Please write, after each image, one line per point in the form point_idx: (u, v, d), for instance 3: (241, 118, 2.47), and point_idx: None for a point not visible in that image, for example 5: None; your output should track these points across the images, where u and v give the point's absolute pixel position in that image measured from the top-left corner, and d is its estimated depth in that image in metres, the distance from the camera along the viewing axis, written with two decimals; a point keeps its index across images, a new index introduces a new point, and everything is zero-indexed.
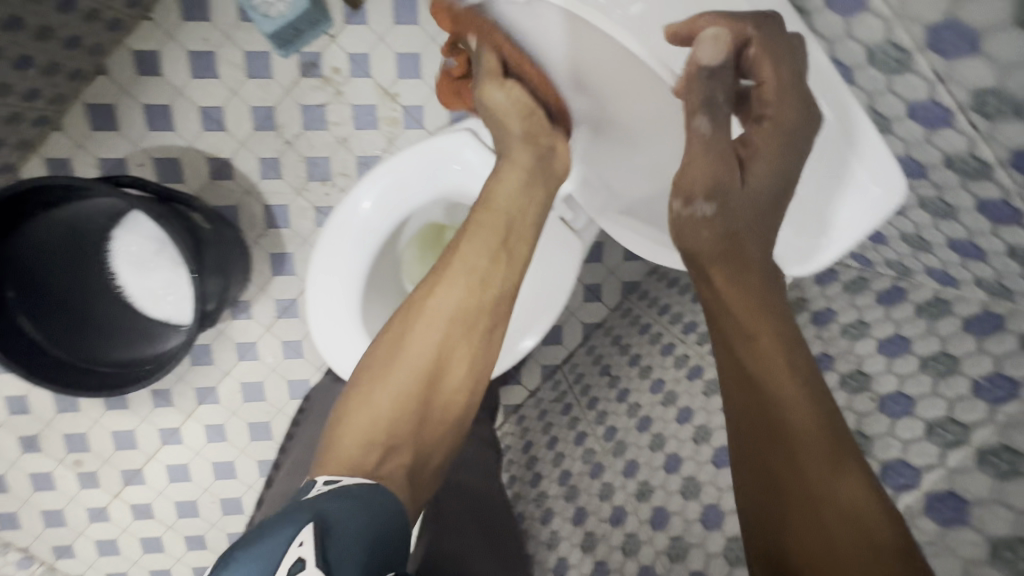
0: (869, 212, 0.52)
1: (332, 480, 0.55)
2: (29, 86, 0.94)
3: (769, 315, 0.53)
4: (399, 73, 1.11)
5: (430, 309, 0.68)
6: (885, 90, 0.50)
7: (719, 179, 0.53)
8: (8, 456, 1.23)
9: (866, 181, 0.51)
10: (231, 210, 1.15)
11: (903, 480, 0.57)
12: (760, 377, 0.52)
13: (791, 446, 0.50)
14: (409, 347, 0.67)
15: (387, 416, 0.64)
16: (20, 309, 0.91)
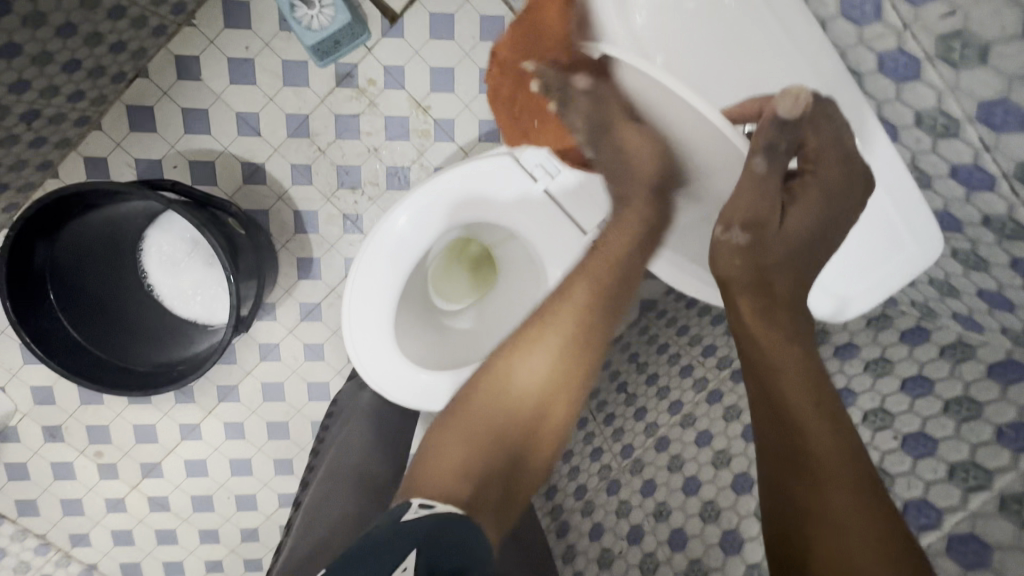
0: (908, 265, 0.58)
1: (426, 505, 0.55)
2: (75, 88, 0.96)
3: (796, 348, 0.56)
4: (433, 86, 1.13)
5: (524, 363, 0.68)
6: (930, 151, 0.53)
7: (757, 218, 0.54)
8: (31, 444, 1.26)
9: (907, 238, 0.56)
10: (262, 213, 1.17)
11: (925, 520, 0.59)
12: (787, 404, 0.54)
13: (812, 472, 0.52)
14: (508, 389, 0.67)
15: (483, 445, 0.64)
16: (60, 308, 0.93)
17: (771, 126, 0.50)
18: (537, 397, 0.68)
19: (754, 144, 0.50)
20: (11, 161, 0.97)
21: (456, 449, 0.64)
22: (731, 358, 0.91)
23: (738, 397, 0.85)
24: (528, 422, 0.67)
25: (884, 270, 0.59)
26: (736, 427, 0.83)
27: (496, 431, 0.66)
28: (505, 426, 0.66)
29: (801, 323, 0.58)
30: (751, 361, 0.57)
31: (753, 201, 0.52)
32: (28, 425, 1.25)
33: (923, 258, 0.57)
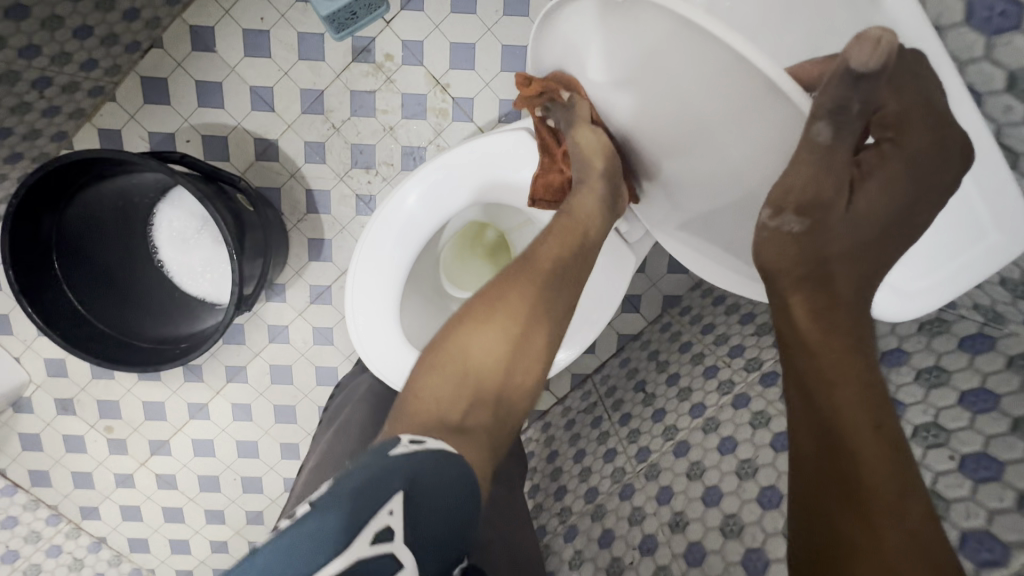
0: (979, 258, 0.53)
1: (416, 440, 0.48)
2: (87, 56, 0.94)
3: (853, 360, 0.48)
4: (452, 63, 1.08)
5: (498, 309, 0.60)
6: (1019, 123, 0.49)
7: (816, 193, 0.46)
8: (44, 416, 1.26)
9: (987, 225, 0.51)
10: (274, 191, 1.14)
11: (988, 555, 0.51)
12: (838, 421, 0.47)
13: (863, 501, 0.46)
14: (476, 318, 0.60)
15: (465, 377, 0.57)
16: (65, 280, 0.91)
17: (839, 84, 0.42)
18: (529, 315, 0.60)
19: (816, 107, 0.43)
20: (24, 130, 0.95)
21: (444, 361, 0.58)
22: (760, 361, 0.83)
23: (767, 402, 0.78)
24: (515, 340, 0.59)
25: (952, 263, 0.54)
26: (764, 435, 0.76)
27: (478, 362, 0.58)
28: (486, 356, 0.58)
29: (862, 327, 0.50)
30: (796, 373, 0.50)
31: (817, 176, 0.45)
32: (41, 397, 1.25)
33: (999, 253, 0.52)
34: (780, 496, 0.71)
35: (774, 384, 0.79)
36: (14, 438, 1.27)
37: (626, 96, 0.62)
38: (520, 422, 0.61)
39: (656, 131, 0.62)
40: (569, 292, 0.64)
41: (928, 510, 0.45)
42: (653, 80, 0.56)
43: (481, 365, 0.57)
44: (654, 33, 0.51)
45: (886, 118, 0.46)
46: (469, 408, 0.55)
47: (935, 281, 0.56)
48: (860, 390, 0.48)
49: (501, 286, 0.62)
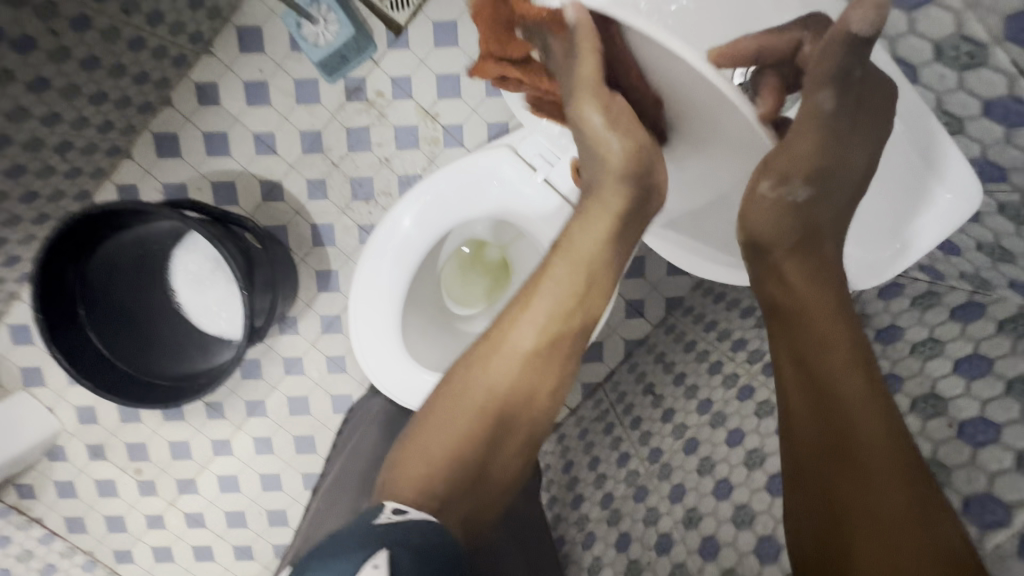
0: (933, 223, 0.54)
1: (399, 510, 0.54)
2: (104, 119, 1.02)
3: (844, 325, 0.55)
4: (440, 94, 1.14)
5: (495, 358, 0.68)
6: (956, 89, 0.49)
7: (816, 156, 0.53)
8: (76, 462, 1.31)
9: (941, 189, 0.52)
10: (281, 228, 1.20)
11: (992, 518, 0.49)
12: (833, 382, 0.54)
13: (856, 463, 0.51)
14: (459, 395, 0.67)
15: (443, 458, 0.63)
16: (91, 328, 0.97)
17: (841, 45, 0.49)
18: (516, 368, 0.68)
19: (819, 77, 0.50)
20: (50, 192, 1.03)
21: (427, 433, 0.65)
22: (762, 351, 0.84)
23: (770, 391, 0.78)
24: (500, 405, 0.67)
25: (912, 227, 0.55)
26: (769, 423, 0.76)
27: (473, 427, 0.65)
28: (461, 434, 0.65)
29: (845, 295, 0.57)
30: (785, 332, 0.57)
31: (818, 143, 0.52)
32: (73, 444, 1.30)
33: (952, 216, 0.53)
34: None
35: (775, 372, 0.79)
36: (49, 486, 1.32)
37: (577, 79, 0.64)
38: (511, 473, 0.68)
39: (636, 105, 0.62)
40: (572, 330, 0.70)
41: (924, 468, 0.50)
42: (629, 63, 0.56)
43: (457, 444, 0.64)
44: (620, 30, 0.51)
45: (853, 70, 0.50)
46: (448, 481, 0.61)
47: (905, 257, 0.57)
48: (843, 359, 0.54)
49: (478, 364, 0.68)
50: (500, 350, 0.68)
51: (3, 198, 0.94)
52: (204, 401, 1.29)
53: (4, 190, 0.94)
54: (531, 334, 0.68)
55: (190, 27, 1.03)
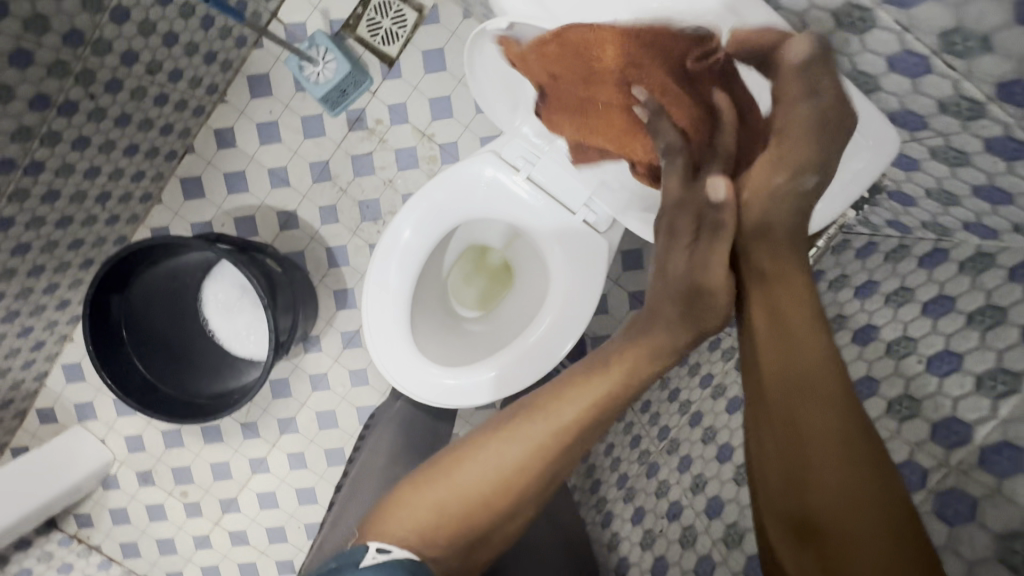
0: (857, 172, 0.57)
1: (384, 548, 0.55)
2: (137, 168, 1.14)
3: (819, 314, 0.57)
4: (433, 115, 1.23)
5: (536, 421, 0.66)
6: (862, 50, 0.49)
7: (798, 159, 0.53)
8: (128, 489, 1.40)
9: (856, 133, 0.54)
10: (299, 254, 1.29)
11: (956, 437, 0.53)
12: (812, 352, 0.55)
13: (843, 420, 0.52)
14: (479, 454, 0.65)
15: (449, 514, 0.62)
16: (134, 354, 1.07)
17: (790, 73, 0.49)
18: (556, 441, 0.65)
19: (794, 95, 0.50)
20: (94, 238, 1.15)
21: (441, 477, 0.64)
22: None
23: None
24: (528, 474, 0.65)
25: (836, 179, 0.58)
26: None
27: (489, 486, 0.64)
28: (471, 501, 0.63)
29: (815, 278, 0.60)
30: (774, 320, 0.57)
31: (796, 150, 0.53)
32: (125, 472, 1.40)
33: (876, 162, 0.56)
34: None
35: None
36: (105, 514, 1.42)
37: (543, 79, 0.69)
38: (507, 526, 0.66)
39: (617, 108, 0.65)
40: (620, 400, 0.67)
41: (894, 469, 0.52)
42: None
43: (464, 506, 0.63)
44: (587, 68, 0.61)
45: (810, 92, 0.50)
46: (443, 542, 0.60)
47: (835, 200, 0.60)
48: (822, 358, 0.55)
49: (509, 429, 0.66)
50: (538, 420, 0.66)
51: (54, 246, 1.06)
52: (240, 422, 1.37)
53: (55, 239, 1.06)
54: (574, 410, 0.66)
55: (206, 80, 1.15)
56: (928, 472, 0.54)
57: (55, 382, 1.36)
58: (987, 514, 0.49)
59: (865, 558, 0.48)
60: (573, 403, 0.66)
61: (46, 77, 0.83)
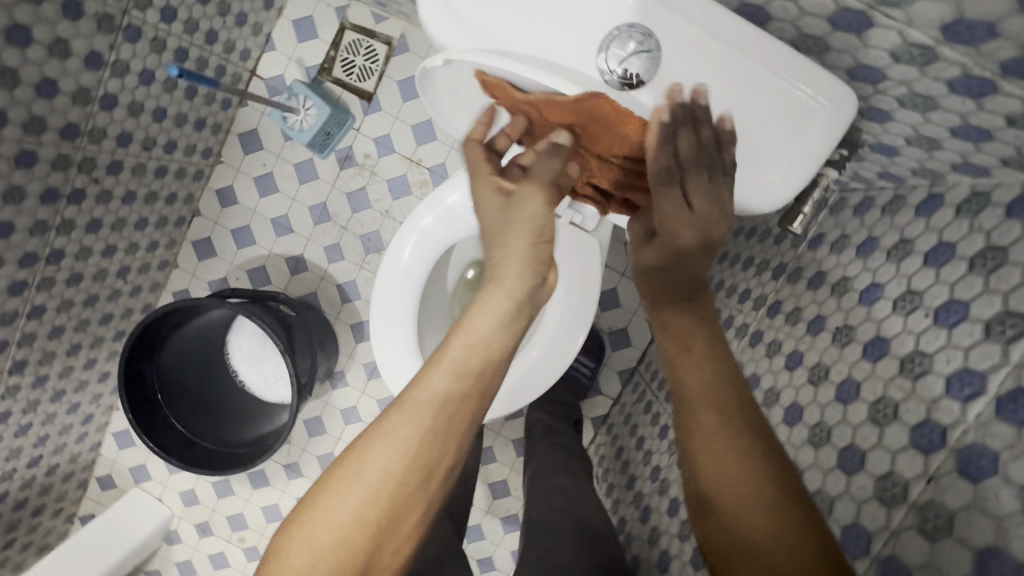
0: (821, 135, 0.55)
1: None
2: (150, 239, 1.21)
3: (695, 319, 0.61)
4: (418, 141, 1.25)
5: (407, 420, 0.53)
6: (802, 14, 0.52)
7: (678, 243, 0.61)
8: (190, 541, 1.47)
9: (808, 95, 0.53)
10: (312, 295, 1.33)
11: (970, 390, 0.50)
12: (684, 351, 0.59)
13: (717, 407, 0.55)
14: (349, 477, 0.52)
15: (328, 558, 0.50)
16: (170, 413, 1.11)
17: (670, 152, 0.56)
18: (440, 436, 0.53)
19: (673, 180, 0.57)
20: (121, 310, 1.23)
21: (309, 510, 0.52)
22: (764, 297, 0.88)
23: (776, 330, 0.81)
24: (416, 477, 0.52)
25: (798, 148, 0.55)
26: (780, 360, 0.78)
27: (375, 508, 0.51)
28: (353, 538, 0.51)
29: (697, 281, 0.63)
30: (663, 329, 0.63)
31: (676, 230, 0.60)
32: (184, 525, 1.46)
33: (838, 123, 0.54)
34: (802, 409, 0.69)
35: (778, 312, 0.83)
36: (173, 568, 1.48)
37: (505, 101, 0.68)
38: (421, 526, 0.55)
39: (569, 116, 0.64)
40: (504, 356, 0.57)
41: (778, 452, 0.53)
42: None
43: (342, 548, 0.50)
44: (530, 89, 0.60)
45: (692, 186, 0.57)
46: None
47: (787, 167, 0.56)
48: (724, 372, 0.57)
49: (375, 437, 0.53)
50: (400, 420, 0.53)
51: (87, 323, 1.13)
52: (283, 463, 1.42)
53: (86, 317, 1.12)
54: (436, 407, 0.53)
55: (200, 145, 1.21)
56: (948, 430, 0.50)
57: (109, 450, 1.44)
58: (1014, 471, 0.45)
59: (748, 532, 0.50)
60: (430, 399, 0.53)
61: (51, 171, 0.88)
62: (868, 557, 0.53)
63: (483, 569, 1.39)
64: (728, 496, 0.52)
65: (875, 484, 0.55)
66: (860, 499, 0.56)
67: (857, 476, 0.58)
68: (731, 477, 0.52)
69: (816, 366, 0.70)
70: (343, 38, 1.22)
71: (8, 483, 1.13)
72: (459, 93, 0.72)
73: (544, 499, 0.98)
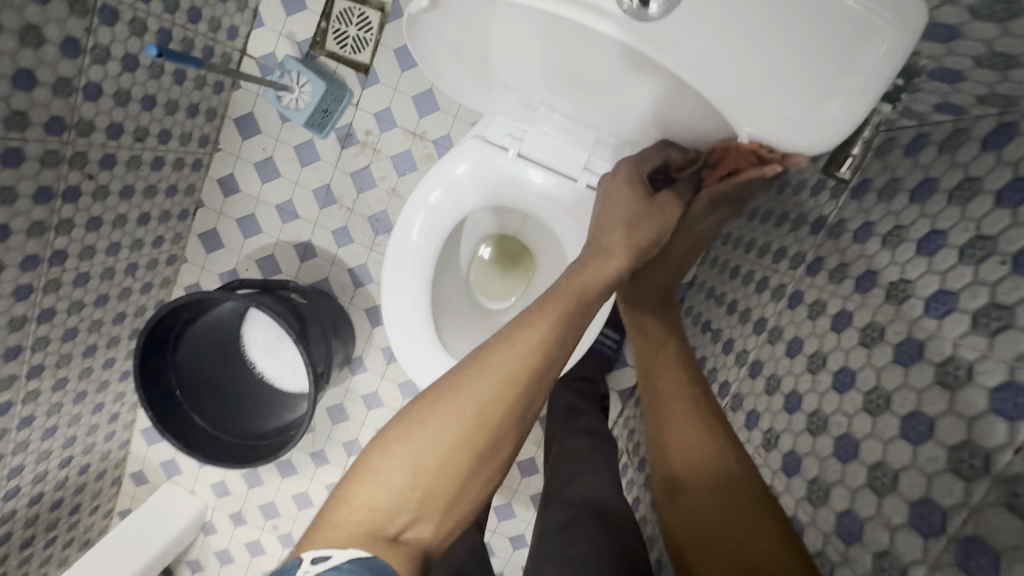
0: (880, 59, 0.42)
1: (319, 558, 0.47)
2: (155, 234, 1.18)
3: (665, 325, 0.81)
4: (420, 113, 1.19)
5: (517, 352, 0.57)
6: None
7: (679, 256, 0.83)
8: (225, 531, 1.49)
9: (868, 10, 0.39)
10: (324, 281, 1.30)
11: None
12: (660, 348, 0.78)
13: (683, 395, 0.71)
14: (453, 399, 0.55)
15: (425, 478, 0.54)
16: (192, 410, 1.11)
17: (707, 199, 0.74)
18: (541, 373, 0.58)
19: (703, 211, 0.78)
20: (134, 308, 1.21)
21: (411, 428, 0.55)
22: (803, 254, 0.81)
23: (819, 289, 0.74)
24: (512, 413, 0.56)
25: (852, 75, 0.43)
26: (824, 321, 0.71)
27: (475, 433, 0.55)
28: (450, 463, 0.54)
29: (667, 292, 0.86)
30: (642, 330, 0.81)
31: (685, 247, 0.82)
32: (218, 516, 1.48)
33: (902, 41, 0.41)
34: (853, 373, 0.63)
35: (820, 269, 0.76)
36: (212, 557, 1.51)
37: (509, 51, 0.63)
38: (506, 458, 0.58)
39: (582, 56, 0.56)
40: (588, 312, 0.63)
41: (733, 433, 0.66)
42: (558, 37, 0.54)
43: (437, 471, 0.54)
44: (534, 21, 0.53)
45: (704, 218, 0.79)
46: (415, 515, 0.53)
47: (844, 99, 0.45)
48: (685, 369, 0.74)
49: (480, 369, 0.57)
50: (508, 355, 0.57)
51: (101, 323, 1.12)
52: (309, 452, 1.41)
53: (99, 317, 1.11)
54: (540, 347, 0.58)
55: (196, 133, 1.16)
56: None
57: (139, 447, 1.45)
58: None
59: (711, 499, 0.62)
60: (535, 340, 0.58)
61: (41, 168, 0.85)
62: (944, 536, 0.47)
63: (516, 546, 1.38)
64: (690, 472, 0.65)
65: (948, 454, 0.49)
66: (931, 473, 0.50)
67: (926, 447, 0.51)
68: (692, 454, 0.66)
69: (869, 327, 0.63)
70: (334, 7, 1.14)
71: (41, 485, 1.14)
72: (458, 50, 0.67)
73: (566, 487, 0.95)
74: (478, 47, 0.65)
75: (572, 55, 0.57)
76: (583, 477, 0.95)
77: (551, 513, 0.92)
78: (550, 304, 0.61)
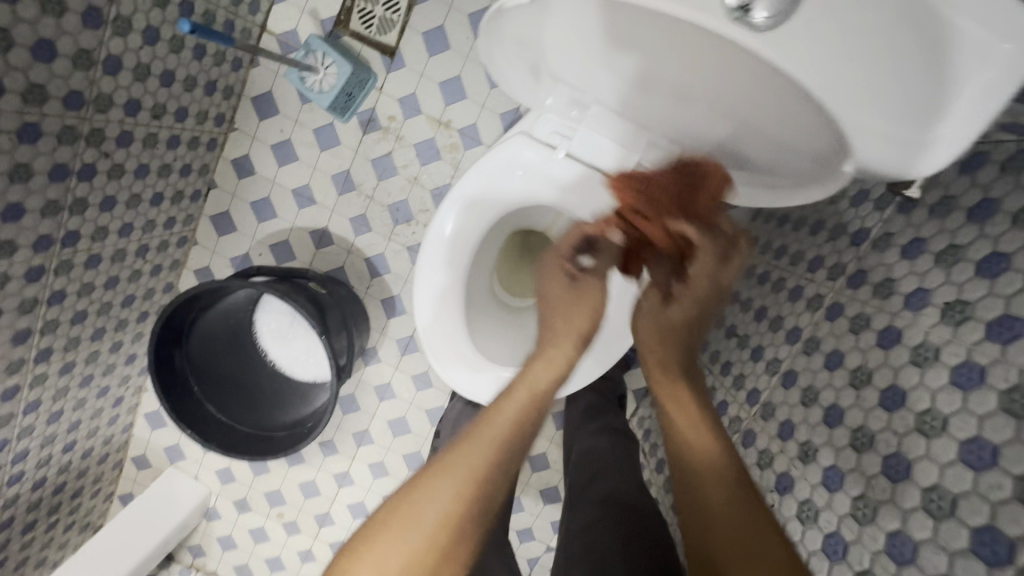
0: (987, 87, 0.45)
1: None
2: (167, 215, 1.14)
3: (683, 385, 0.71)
4: (447, 100, 1.15)
5: (475, 447, 0.60)
6: None
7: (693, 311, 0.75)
8: (229, 517, 1.47)
9: (984, 36, 0.43)
10: (340, 269, 1.27)
11: None
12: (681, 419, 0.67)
13: (720, 477, 0.60)
14: (418, 504, 0.56)
15: None
16: (205, 401, 1.08)
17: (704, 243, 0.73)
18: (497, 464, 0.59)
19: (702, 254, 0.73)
20: (143, 291, 1.17)
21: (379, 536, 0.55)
22: (843, 266, 0.81)
23: (862, 303, 0.73)
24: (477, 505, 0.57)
25: (956, 100, 0.46)
26: (868, 337, 0.71)
27: (441, 532, 0.55)
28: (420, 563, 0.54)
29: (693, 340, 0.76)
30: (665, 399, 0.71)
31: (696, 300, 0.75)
32: (222, 502, 1.46)
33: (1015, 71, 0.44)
34: (903, 393, 0.62)
35: (863, 283, 0.75)
36: (214, 542, 1.49)
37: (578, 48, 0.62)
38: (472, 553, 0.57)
39: (665, 51, 0.56)
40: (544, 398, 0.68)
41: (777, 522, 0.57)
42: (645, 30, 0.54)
43: (411, 569, 0.53)
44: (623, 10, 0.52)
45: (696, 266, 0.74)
46: None
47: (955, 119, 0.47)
48: (714, 437, 0.64)
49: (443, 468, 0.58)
50: (469, 449, 0.59)
51: (109, 307, 1.08)
52: (318, 441, 1.39)
53: (108, 300, 1.07)
54: (497, 439, 0.61)
55: (212, 111, 1.11)
56: None
57: (142, 431, 1.42)
58: None
59: None
60: (492, 434, 0.61)
61: (58, 145, 0.80)
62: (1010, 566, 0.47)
63: (524, 539, 1.38)
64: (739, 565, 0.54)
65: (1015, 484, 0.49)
66: (995, 501, 0.50)
67: (990, 473, 0.52)
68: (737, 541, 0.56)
69: (920, 346, 0.63)
70: None
71: (45, 469, 1.11)
72: (529, 51, 0.67)
73: (590, 486, 0.95)
74: (554, 48, 0.65)
75: (652, 48, 0.57)
76: (609, 476, 0.95)
77: (577, 512, 0.92)
78: (504, 403, 0.65)
